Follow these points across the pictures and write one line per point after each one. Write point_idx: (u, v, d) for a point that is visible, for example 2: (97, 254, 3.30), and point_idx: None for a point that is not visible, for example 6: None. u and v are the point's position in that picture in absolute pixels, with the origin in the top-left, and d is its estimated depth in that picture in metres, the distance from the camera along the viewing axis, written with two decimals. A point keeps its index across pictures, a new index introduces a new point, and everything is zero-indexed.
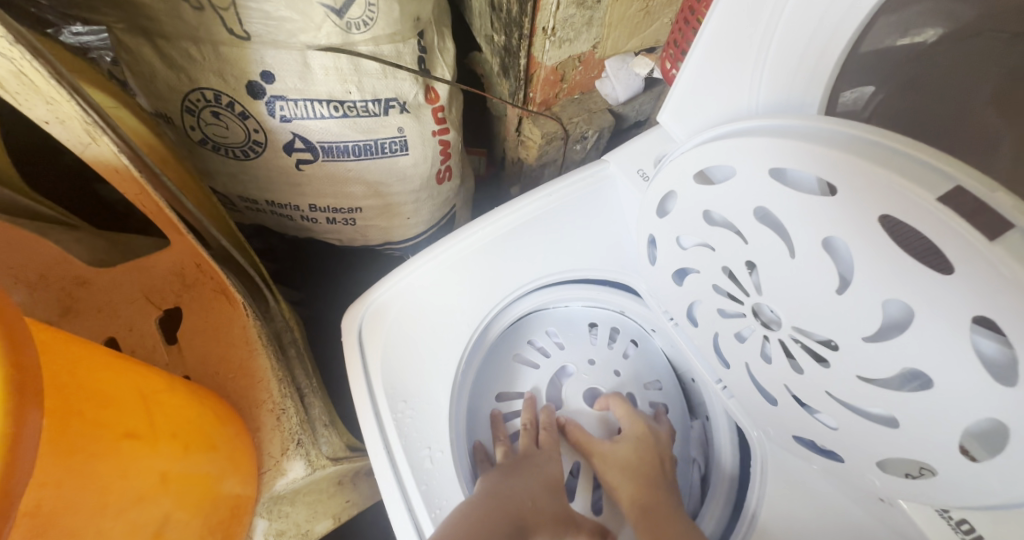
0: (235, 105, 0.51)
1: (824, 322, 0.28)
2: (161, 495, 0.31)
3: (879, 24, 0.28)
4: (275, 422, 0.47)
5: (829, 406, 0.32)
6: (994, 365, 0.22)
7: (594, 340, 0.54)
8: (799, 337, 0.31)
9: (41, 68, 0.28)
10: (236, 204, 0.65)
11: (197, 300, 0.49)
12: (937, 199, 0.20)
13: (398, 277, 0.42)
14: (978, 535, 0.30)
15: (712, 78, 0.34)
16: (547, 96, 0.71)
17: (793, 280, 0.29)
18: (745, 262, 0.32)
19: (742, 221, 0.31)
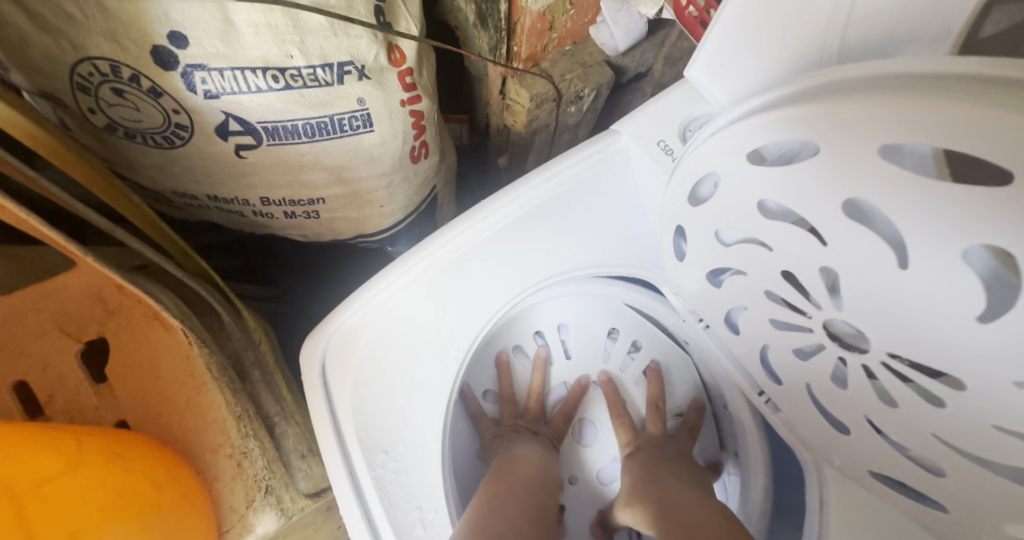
0: (140, 79, 0.40)
1: (949, 357, 0.20)
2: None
3: None
4: (235, 470, 0.39)
5: (932, 448, 0.25)
6: None
7: (608, 356, 0.52)
8: (892, 364, 0.24)
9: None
10: (173, 201, 0.55)
11: (126, 329, 0.40)
12: None
13: (369, 289, 0.33)
14: None
15: (770, 12, 0.24)
16: (534, 49, 0.60)
17: (899, 299, 0.21)
18: (820, 267, 0.24)
19: (822, 219, 0.22)
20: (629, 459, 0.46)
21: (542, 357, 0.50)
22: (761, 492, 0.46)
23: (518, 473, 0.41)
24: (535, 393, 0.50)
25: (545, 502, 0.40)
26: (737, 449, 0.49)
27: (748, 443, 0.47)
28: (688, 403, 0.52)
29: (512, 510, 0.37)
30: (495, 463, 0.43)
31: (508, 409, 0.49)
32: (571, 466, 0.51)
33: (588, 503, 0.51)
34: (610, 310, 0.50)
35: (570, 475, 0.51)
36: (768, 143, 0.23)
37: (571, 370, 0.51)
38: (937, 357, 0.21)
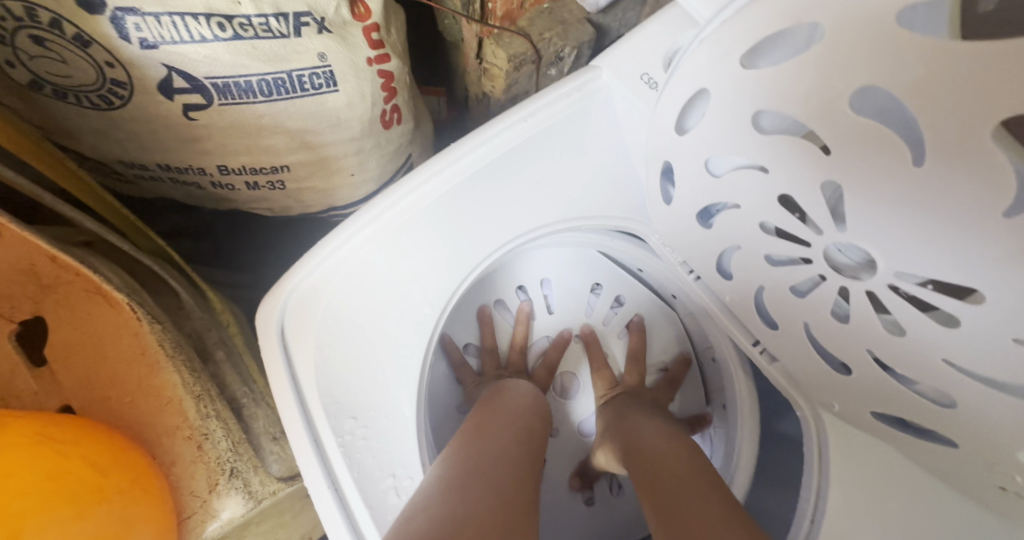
0: (63, 25, 0.36)
1: (965, 268, 0.18)
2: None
3: None
4: (196, 453, 0.36)
5: (947, 381, 0.22)
6: None
7: (591, 310, 0.50)
8: (900, 287, 0.21)
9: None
10: (121, 173, 0.51)
11: (65, 306, 0.36)
12: None
13: (332, 238, 0.30)
14: None
15: None
16: (510, 7, 0.57)
17: (912, 205, 0.18)
18: (826, 183, 0.21)
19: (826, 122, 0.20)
20: (605, 405, 0.45)
21: (524, 309, 0.48)
22: (750, 449, 0.44)
23: (503, 405, 0.37)
24: (518, 344, 0.48)
25: (535, 428, 0.36)
26: (724, 401, 0.48)
27: (736, 389, 0.45)
28: (672, 359, 0.51)
29: (501, 431, 0.33)
30: (483, 397, 0.40)
31: (492, 358, 0.47)
32: (556, 417, 0.50)
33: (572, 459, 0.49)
34: (592, 263, 0.49)
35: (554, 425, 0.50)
36: (759, 42, 0.21)
37: (554, 325, 0.50)
38: (952, 271, 0.19)
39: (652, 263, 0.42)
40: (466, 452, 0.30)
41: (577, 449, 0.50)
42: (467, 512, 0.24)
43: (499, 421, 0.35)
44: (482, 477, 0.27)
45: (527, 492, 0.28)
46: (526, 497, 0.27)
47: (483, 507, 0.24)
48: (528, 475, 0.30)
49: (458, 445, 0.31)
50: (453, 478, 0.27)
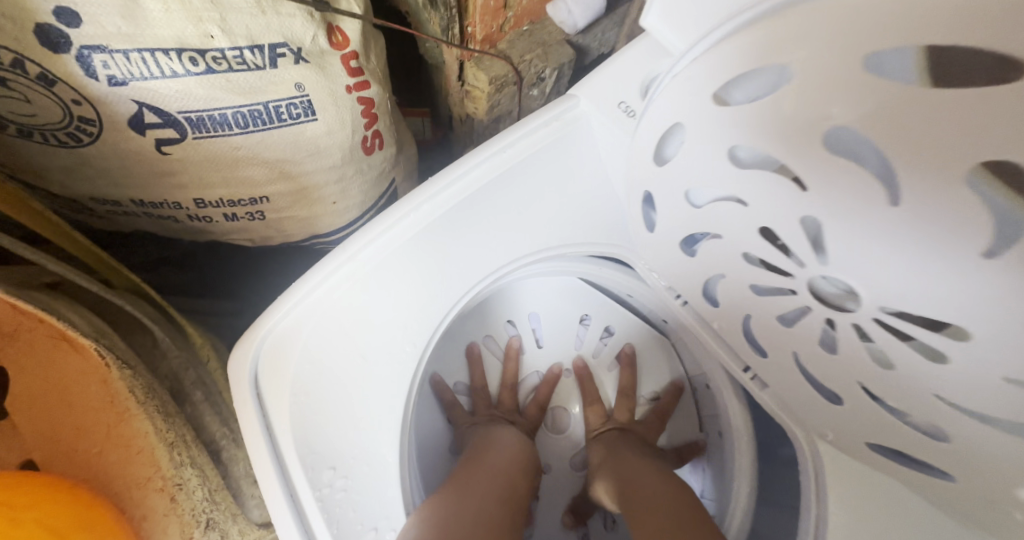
0: (27, 66, 0.35)
1: (946, 305, 0.18)
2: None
3: None
4: (169, 506, 0.35)
5: (939, 414, 0.22)
6: None
7: (581, 342, 0.50)
8: (885, 321, 0.21)
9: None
10: (94, 209, 0.49)
11: (27, 355, 0.34)
12: None
13: (305, 290, 0.29)
14: None
15: None
16: (490, 30, 0.57)
17: (892, 244, 0.18)
18: (804, 219, 0.21)
19: (804, 157, 0.19)
20: (597, 441, 0.45)
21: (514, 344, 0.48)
22: (748, 477, 0.43)
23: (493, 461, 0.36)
24: (508, 382, 0.47)
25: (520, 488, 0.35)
26: (720, 429, 0.47)
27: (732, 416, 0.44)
28: (664, 388, 0.50)
29: (479, 485, 0.33)
30: (469, 450, 0.38)
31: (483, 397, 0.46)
32: (547, 454, 0.49)
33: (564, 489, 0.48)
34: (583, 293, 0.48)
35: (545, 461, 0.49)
36: (734, 76, 0.21)
37: (544, 359, 0.49)
38: (935, 307, 0.18)
39: (642, 291, 0.42)
40: (436, 512, 0.29)
41: (570, 478, 0.48)
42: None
43: (478, 475, 0.34)
44: None
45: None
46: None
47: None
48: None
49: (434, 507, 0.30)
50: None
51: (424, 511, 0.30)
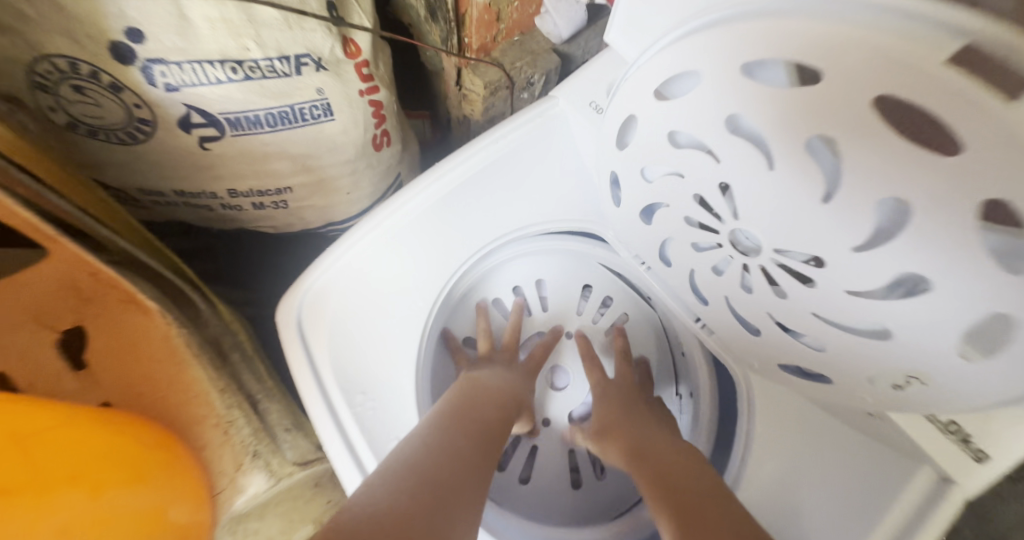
0: (100, 75, 0.42)
1: (807, 240, 0.25)
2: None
3: None
4: (223, 438, 0.41)
5: (822, 331, 0.29)
6: (1003, 252, 0.19)
7: (581, 310, 0.56)
8: (779, 260, 0.28)
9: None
10: (140, 200, 0.56)
11: (103, 316, 0.42)
12: (950, 62, 0.16)
13: (335, 252, 0.36)
14: (968, 437, 0.31)
15: None
16: (484, 41, 0.64)
17: (774, 197, 0.25)
18: (719, 184, 0.28)
19: (713, 137, 0.26)
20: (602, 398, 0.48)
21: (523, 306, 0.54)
22: (709, 422, 0.50)
23: (479, 397, 0.40)
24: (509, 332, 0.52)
25: (503, 424, 0.39)
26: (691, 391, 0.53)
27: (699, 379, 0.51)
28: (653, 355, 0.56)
29: (459, 423, 0.36)
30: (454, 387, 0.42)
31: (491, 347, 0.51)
32: (545, 411, 0.54)
33: (557, 442, 0.54)
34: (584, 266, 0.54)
35: (543, 417, 0.54)
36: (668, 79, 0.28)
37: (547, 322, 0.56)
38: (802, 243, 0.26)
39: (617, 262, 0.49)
40: (413, 443, 0.33)
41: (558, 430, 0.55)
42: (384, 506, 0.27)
43: (462, 414, 0.37)
44: (415, 469, 0.30)
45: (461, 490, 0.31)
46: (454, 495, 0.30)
47: (396, 505, 0.27)
48: (476, 469, 0.33)
49: (417, 435, 0.35)
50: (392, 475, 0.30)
51: (405, 441, 0.34)
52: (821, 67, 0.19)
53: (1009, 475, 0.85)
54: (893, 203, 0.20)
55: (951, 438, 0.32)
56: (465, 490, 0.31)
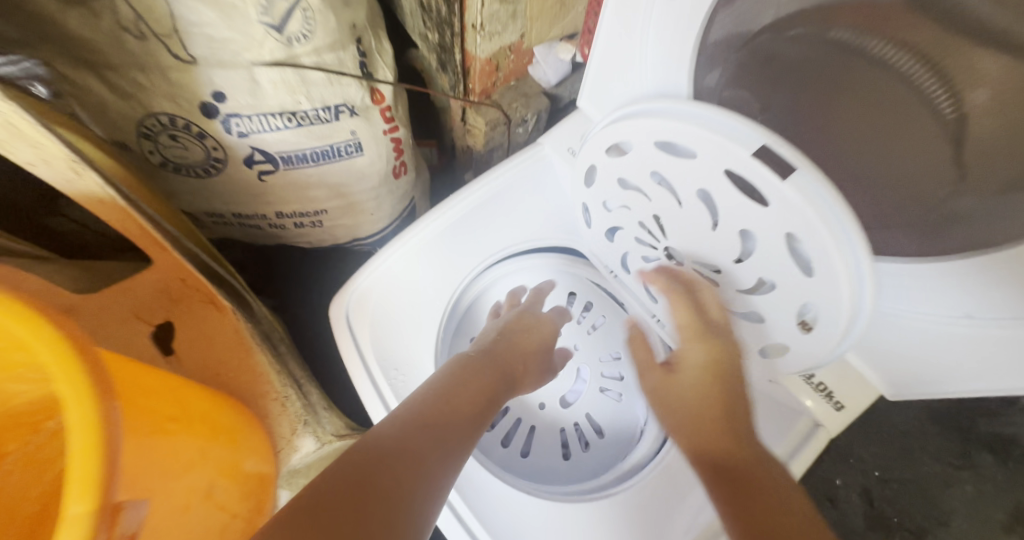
0: (191, 127, 0.55)
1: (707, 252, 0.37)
2: (179, 515, 0.33)
3: (719, 18, 0.33)
4: (281, 409, 0.54)
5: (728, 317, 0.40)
6: (804, 262, 0.32)
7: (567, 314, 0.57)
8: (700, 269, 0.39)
9: (24, 113, 0.31)
10: (202, 220, 0.69)
11: (187, 314, 0.51)
12: (754, 154, 0.29)
13: (372, 266, 0.47)
14: (817, 380, 0.46)
15: (620, 61, 0.40)
16: (486, 86, 0.75)
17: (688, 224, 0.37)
18: (652, 215, 0.40)
19: (647, 183, 0.38)
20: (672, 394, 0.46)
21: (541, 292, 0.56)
22: None
23: (459, 373, 0.44)
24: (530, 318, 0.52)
25: (482, 396, 0.43)
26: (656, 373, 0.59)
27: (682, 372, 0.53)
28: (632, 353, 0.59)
29: (453, 393, 0.41)
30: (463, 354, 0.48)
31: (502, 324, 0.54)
32: (540, 393, 0.55)
33: (551, 428, 0.54)
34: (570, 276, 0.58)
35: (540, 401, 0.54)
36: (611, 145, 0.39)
37: None
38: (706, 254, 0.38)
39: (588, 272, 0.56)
40: (402, 407, 0.39)
41: None
42: (330, 477, 0.31)
43: (461, 389, 0.42)
44: (394, 424, 0.37)
45: (411, 464, 0.34)
46: (402, 470, 0.33)
47: (363, 448, 0.34)
48: (445, 436, 0.37)
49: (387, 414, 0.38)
50: (349, 449, 0.34)
51: (402, 404, 0.40)
52: (696, 150, 0.32)
53: (949, 459, 0.99)
54: (745, 233, 0.33)
55: (810, 384, 0.46)
56: (417, 466, 0.34)
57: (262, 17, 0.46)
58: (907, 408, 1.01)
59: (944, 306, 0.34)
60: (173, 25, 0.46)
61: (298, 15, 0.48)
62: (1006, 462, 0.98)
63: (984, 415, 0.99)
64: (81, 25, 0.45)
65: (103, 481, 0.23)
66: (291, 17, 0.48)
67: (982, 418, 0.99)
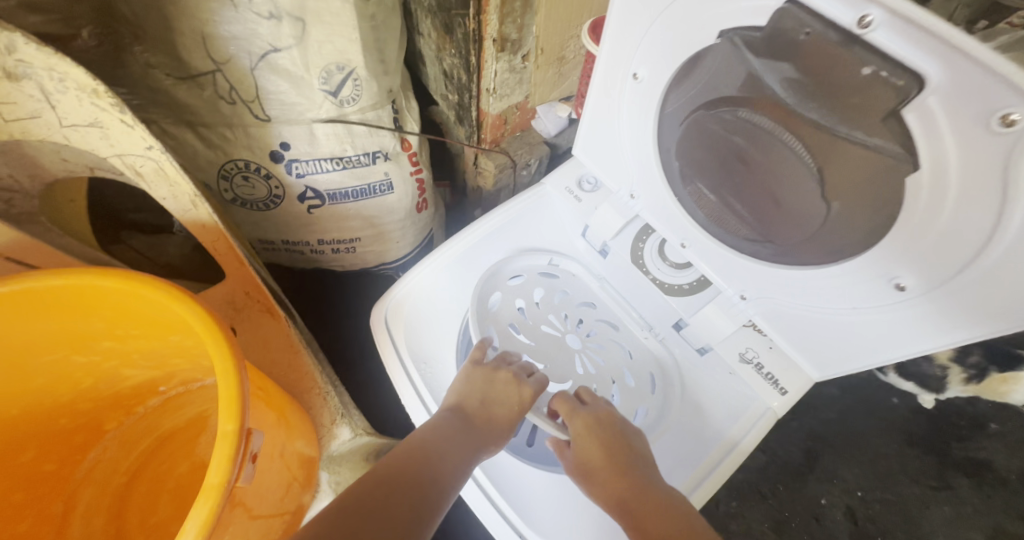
0: (260, 170, 0.69)
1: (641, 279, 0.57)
2: (268, 465, 0.43)
3: (674, 91, 0.40)
4: (323, 402, 0.63)
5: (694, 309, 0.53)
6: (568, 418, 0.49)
7: None
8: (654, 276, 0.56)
9: (172, 162, 0.42)
10: (256, 246, 0.84)
11: (248, 321, 0.61)
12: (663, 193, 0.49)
13: (410, 275, 0.57)
14: (777, 380, 0.50)
15: (598, 122, 0.50)
16: (496, 136, 0.89)
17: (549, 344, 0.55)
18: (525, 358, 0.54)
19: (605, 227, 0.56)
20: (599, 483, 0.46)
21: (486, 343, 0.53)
22: None
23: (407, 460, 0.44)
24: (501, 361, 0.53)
25: (464, 461, 0.46)
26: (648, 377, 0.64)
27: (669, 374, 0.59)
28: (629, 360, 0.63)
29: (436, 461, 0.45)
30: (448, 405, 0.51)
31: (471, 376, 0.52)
32: None
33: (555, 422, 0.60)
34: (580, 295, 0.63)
35: None
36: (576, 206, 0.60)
37: None
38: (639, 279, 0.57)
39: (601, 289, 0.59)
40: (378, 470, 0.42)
41: None
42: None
43: (438, 454, 0.45)
44: (377, 489, 0.40)
45: (365, 537, 0.36)
46: None
47: (349, 510, 0.37)
48: (420, 509, 0.40)
49: (363, 480, 0.42)
50: (332, 508, 0.37)
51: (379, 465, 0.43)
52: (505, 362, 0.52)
53: (927, 481, 0.97)
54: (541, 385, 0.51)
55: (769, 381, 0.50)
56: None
57: (323, 86, 0.60)
58: (888, 432, 1.01)
59: (856, 298, 0.36)
60: (256, 93, 0.60)
61: (350, 83, 0.61)
62: (983, 485, 0.95)
63: (957, 439, 0.99)
64: (188, 95, 0.60)
65: (242, 408, 0.33)
66: (344, 85, 0.61)
67: (955, 442, 0.99)
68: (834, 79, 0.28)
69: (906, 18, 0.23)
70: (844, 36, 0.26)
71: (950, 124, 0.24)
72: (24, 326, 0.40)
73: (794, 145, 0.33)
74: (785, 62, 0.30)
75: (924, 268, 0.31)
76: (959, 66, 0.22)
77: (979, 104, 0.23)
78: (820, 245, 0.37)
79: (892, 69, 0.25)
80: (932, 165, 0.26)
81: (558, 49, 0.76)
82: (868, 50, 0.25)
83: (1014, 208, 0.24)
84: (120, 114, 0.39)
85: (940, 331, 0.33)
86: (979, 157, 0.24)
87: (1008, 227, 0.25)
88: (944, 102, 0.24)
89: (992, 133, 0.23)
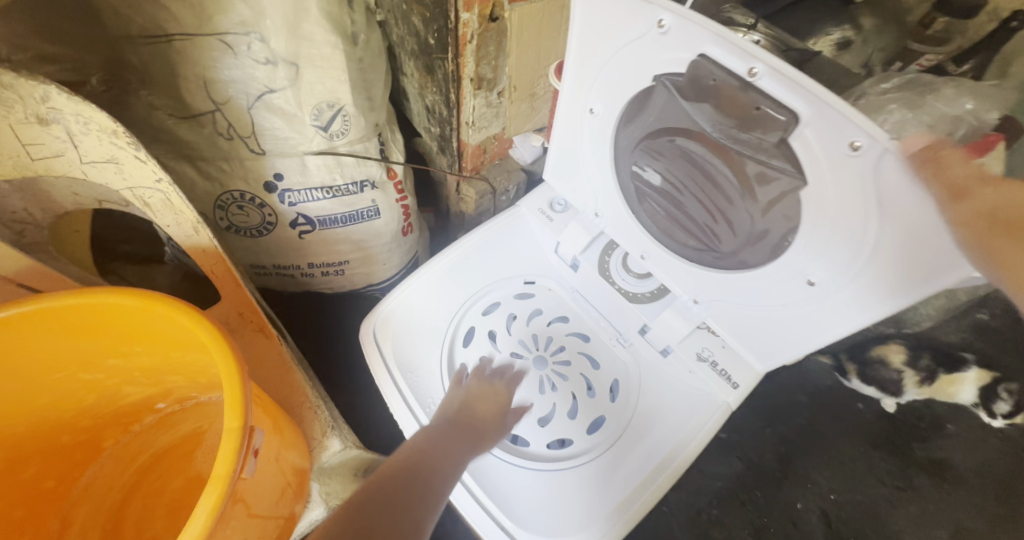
0: (255, 199, 0.74)
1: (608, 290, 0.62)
2: (264, 470, 0.46)
3: (624, 122, 0.46)
4: (314, 416, 0.66)
5: (655, 315, 0.59)
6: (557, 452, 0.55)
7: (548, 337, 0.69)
8: (617, 284, 0.62)
9: (179, 193, 0.47)
10: (248, 271, 0.87)
11: (241, 340, 0.64)
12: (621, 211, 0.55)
13: (398, 291, 0.62)
14: (730, 376, 0.55)
15: (563, 149, 0.56)
16: (476, 163, 0.95)
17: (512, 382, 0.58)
18: None
19: (574, 242, 0.62)
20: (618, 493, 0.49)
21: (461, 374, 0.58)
22: None
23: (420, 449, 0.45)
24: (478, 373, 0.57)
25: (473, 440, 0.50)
26: None
27: None
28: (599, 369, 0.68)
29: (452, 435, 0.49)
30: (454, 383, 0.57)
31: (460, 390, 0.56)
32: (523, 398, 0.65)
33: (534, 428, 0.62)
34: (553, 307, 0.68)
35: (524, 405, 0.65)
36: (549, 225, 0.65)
37: None
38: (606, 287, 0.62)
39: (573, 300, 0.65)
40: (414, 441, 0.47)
41: None
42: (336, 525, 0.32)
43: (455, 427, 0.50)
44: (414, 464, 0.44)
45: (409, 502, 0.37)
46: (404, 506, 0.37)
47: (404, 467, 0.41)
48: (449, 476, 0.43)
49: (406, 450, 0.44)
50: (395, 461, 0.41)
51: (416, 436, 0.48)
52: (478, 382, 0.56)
53: (893, 482, 1.01)
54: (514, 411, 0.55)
55: (722, 376, 0.56)
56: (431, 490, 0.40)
57: (314, 122, 0.66)
58: (854, 434, 1.06)
59: (785, 296, 0.42)
60: (252, 129, 0.65)
61: (339, 119, 0.67)
62: (943, 484, 1.01)
63: (918, 440, 1.05)
64: (189, 132, 0.65)
65: (245, 407, 0.37)
66: (334, 120, 0.67)
67: (917, 443, 1.05)
68: (743, 116, 0.33)
69: (784, 74, 0.29)
70: (742, 82, 0.32)
71: (823, 150, 0.31)
72: (35, 344, 0.43)
73: (725, 171, 0.39)
74: (707, 102, 0.35)
75: (826, 265, 0.37)
76: (821, 107, 0.29)
77: (837, 135, 0.29)
78: (754, 251, 0.42)
79: (777, 108, 0.31)
80: (819, 184, 0.33)
81: (530, 86, 0.84)
82: (761, 94, 0.32)
83: (871, 216, 0.31)
84: (135, 151, 0.44)
85: (844, 323, 0.40)
86: (846, 177, 0.31)
87: (870, 233, 0.32)
88: (815, 132, 0.31)
89: (849, 156, 0.30)
